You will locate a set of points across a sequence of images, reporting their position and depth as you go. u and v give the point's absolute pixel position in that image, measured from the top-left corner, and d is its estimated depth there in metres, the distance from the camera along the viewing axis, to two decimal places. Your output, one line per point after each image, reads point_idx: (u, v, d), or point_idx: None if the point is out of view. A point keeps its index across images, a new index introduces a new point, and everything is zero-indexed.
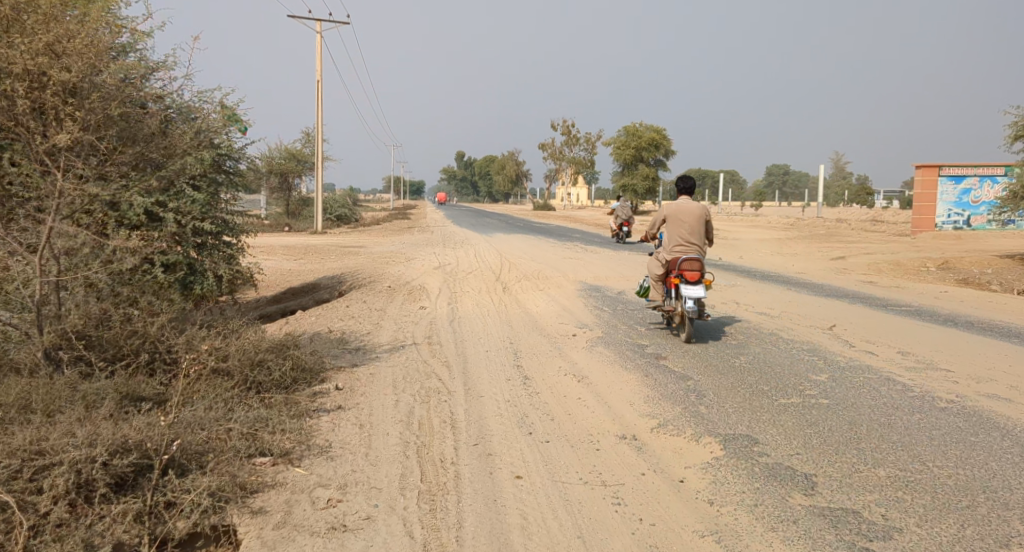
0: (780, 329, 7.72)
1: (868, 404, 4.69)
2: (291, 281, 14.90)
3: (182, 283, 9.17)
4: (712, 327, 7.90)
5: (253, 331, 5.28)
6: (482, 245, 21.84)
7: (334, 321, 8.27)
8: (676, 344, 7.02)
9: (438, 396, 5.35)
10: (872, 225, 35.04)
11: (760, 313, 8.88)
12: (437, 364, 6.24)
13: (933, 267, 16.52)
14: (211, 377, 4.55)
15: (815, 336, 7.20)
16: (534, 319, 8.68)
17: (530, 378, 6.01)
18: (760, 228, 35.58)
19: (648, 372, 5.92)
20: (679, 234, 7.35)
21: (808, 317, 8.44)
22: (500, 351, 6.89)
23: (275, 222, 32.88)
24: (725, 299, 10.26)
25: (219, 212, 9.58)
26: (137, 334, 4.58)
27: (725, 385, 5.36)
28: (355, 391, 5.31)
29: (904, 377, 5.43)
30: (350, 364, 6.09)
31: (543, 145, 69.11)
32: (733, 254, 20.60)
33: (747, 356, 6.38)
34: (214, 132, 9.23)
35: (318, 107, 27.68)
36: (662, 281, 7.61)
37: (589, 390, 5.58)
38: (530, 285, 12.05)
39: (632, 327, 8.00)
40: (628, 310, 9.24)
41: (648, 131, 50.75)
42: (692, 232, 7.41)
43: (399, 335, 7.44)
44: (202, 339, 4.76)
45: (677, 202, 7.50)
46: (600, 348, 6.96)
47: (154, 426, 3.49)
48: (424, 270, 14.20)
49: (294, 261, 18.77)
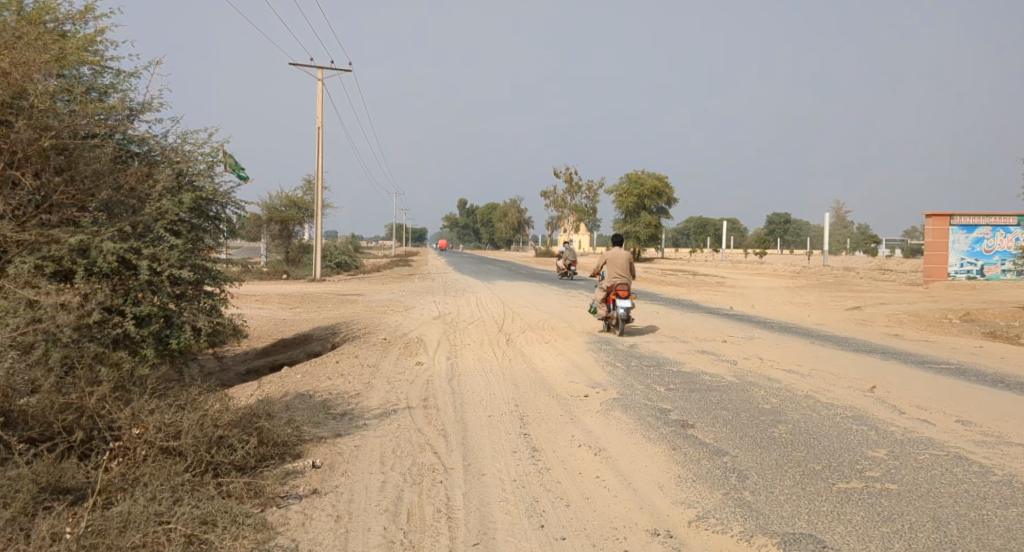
0: (815, 391, 6.94)
1: (949, 493, 3.91)
2: (283, 332, 14.17)
3: (155, 335, 8.45)
4: (739, 387, 7.12)
5: (217, 396, 4.54)
6: (484, 292, 21.16)
7: (320, 380, 7.50)
8: (703, 408, 6.24)
9: (432, 475, 4.57)
10: (881, 273, 34.30)
11: (787, 370, 8.11)
12: (432, 432, 5.48)
13: (956, 319, 15.76)
14: (159, 458, 3.78)
15: (857, 401, 6.43)
16: (541, 376, 7.91)
17: (539, 450, 5.23)
18: (766, 276, 34.96)
19: (676, 444, 5.14)
20: (615, 268, 11.65)
21: (841, 377, 7.66)
22: (505, 416, 6.12)
23: (274, 269, 32.32)
24: (747, 354, 9.48)
25: (200, 260, 8.92)
26: (73, 406, 3.82)
27: (770, 465, 4.58)
28: (336, 469, 4.53)
29: (978, 454, 4.64)
30: (332, 433, 5.31)
31: (545, 193, 69.37)
32: (745, 303, 19.85)
33: (787, 426, 5.59)
34: (192, 175, 8.78)
35: (319, 153, 27.40)
36: (605, 301, 11.96)
37: (609, 468, 4.80)
38: (535, 337, 11.30)
39: (649, 387, 7.23)
40: (643, 367, 8.47)
41: (651, 179, 50.63)
42: (622, 267, 11.77)
43: (392, 396, 6.67)
44: (154, 410, 4.01)
45: (612, 250, 11.83)
46: (617, 412, 6.18)
47: (57, 543, 3.01)
48: (422, 320, 13.43)
49: (288, 310, 18.07)
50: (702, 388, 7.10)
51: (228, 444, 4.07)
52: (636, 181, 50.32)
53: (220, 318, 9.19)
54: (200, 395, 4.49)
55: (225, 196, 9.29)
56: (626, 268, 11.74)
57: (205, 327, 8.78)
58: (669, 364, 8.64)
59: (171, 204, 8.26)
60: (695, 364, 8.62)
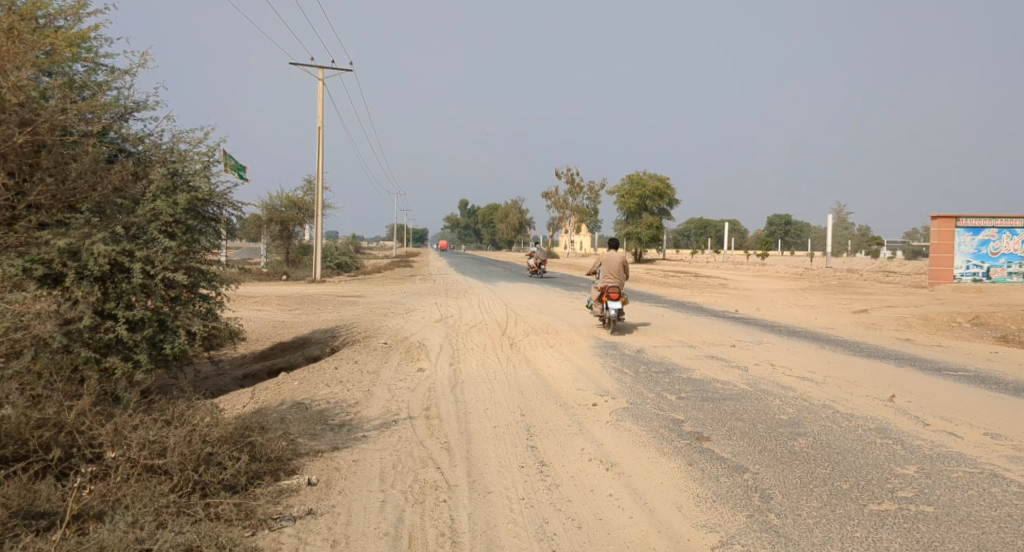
0: (832, 399, 6.68)
1: (990, 518, 3.66)
2: (282, 334, 13.92)
3: (149, 341, 8.19)
4: (753, 396, 6.86)
5: (208, 408, 4.28)
6: (486, 294, 20.92)
7: (318, 388, 7.24)
8: (716, 419, 5.99)
9: (436, 493, 4.31)
10: (886, 276, 34.03)
11: (801, 377, 7.85)
12: (435, 445, 5.22)
13: (966, 322, 15.47)
14: (142, 478, 3.51)
15: (877, 411, 6.17)
16: (546, 383, 7.65)
17: (548, 464, 4.97)
18: (770, 278, 34.68)
19: (692, 459, 4.90)
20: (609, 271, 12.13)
21: (858, 385, 7.40)
22: (511, 427, 5.86)
23: (274, 270, 32.09)
24: (758, 360, 9.22)
25: (195, 262, 8.63)
26: (49, 422, 3.55)
27: (794, 484, 4.34)
28: (333, 487, 4.26)
29: (1015, 472, 4.38)
30: (330, 446, 5.05)
31: (546, 194, 69.16)
32: (750, 306, 19.58)
33: (807, 438, 5.34)
34: (187, 175, 8.52)
35: (319, 153, 27.17)
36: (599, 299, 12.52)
37: (623, 485, 4.54)
38: (539, 341, 11.03)
39: (659, 395, 6.97)
40: (651, 373, 8.21)
41: (652, 180, 50.38)
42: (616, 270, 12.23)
43: (392, 405, 6.41)
44: (139, 425, 3.74)
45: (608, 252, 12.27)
46: (627, 423, 5.93)
47: None
48: (423, 323, 13.16)
49: (287, 312, 17.82)
50: (714, 397, 6.84)
51: (217, 462, 3.80)
52: (638, 182, 50.09)
53: (216, 322, 8.91)
54: (190, 407, 4.22)
55: (223, 196, 9.03)
56: (620, 270, 12.21)
57: (201, 331, 8.50)
58: (678, 371, 8.37)
59: (165, 205, 8.00)
60: (705, 371, 8.36)
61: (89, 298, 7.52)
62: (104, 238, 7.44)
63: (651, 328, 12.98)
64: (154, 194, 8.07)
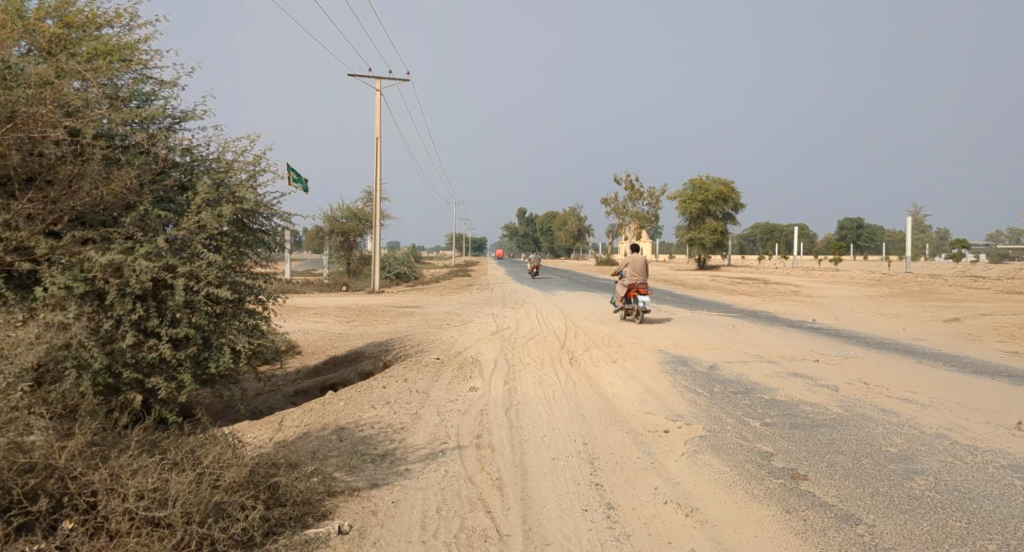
0: (948, 428, 5.73)
1: None
2: (337, 348, 13.59)
3: (193, 359, 7.80)
4: (852, 423, 5.98)
5: (228, 445, 3.75)
6: (545, 303, 20.28)
7: (364, 410, 6.71)
8: (812, 452, 5.14)
9: (486, 546, 3.67)
10: (973, 280, 31.76)
11: (902, 400, 6.89)
12: (485, 483, 4.59)
13: None
14: (141, 535, 2.98)
15: (1007, 444, 5.23)
16: (611, 405, 6.96)
17: (617, 507, 4.28)
18: (845, 284, 32.84)
19: (790, 506, 4.10)
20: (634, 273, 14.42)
21: (973, 409, 6.40)
22: (573, 459, 5.19)
23: (335, 281, 32.27)
24: (848, 378, 8.26)
25: (242, 276, 8.21)
26: (38, 466, 3.03)
27: (923, 543, 3.53)
28: (368, 538, 3.67)
29: None
30: (369, 484, 4.48)
31: (606, 201, 68.25)
32: (829, 315, 18.27)
33: (927, 479, 4.45)
34: (233, 186, 8.16)
35: (376, 164, 27.15)
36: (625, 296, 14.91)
37: (710, 538, 3.80)
38: (601, 355, 10.30)
39: (740, 422, 6.16)
40: (728, 394, 7.38)
41: (716, 185, 48.90)
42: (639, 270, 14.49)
43: (440, 432, 5.80)
44: (144, 469, 3.20)
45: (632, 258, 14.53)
46: (707, 457, 5.16)
47: None
48: (479, 336, 12.61)
49: (345, 324, 17.60)
50: (805, 424, 6.00)
51: (230, 515, 3.24)
52: (701, 186, 48.64)
53: (263, 338, 8.44)
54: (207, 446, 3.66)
55: (272, 206, 8.68)
56: (643, 271, 14.51)
57: (247, 348, 8.04)
58: (759, 391, 7.51)
59: (209, 217, 7.60)
60: (790, 391, 7.47)
61: (131, 315, 7.19)
62: (146, 252, 7.11)
63: (723, 340, 12.09)
64: (198, 205, 7.72)
